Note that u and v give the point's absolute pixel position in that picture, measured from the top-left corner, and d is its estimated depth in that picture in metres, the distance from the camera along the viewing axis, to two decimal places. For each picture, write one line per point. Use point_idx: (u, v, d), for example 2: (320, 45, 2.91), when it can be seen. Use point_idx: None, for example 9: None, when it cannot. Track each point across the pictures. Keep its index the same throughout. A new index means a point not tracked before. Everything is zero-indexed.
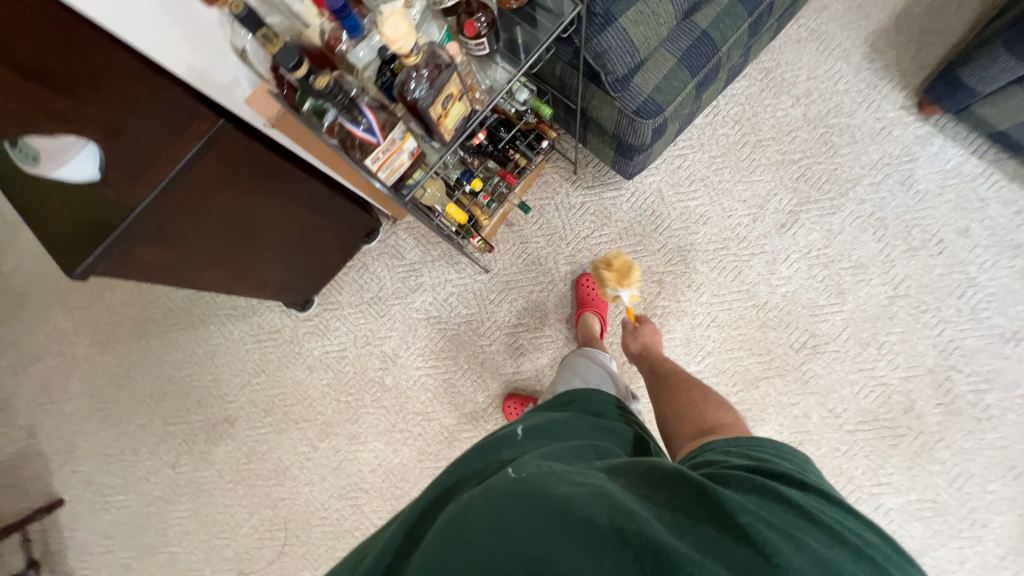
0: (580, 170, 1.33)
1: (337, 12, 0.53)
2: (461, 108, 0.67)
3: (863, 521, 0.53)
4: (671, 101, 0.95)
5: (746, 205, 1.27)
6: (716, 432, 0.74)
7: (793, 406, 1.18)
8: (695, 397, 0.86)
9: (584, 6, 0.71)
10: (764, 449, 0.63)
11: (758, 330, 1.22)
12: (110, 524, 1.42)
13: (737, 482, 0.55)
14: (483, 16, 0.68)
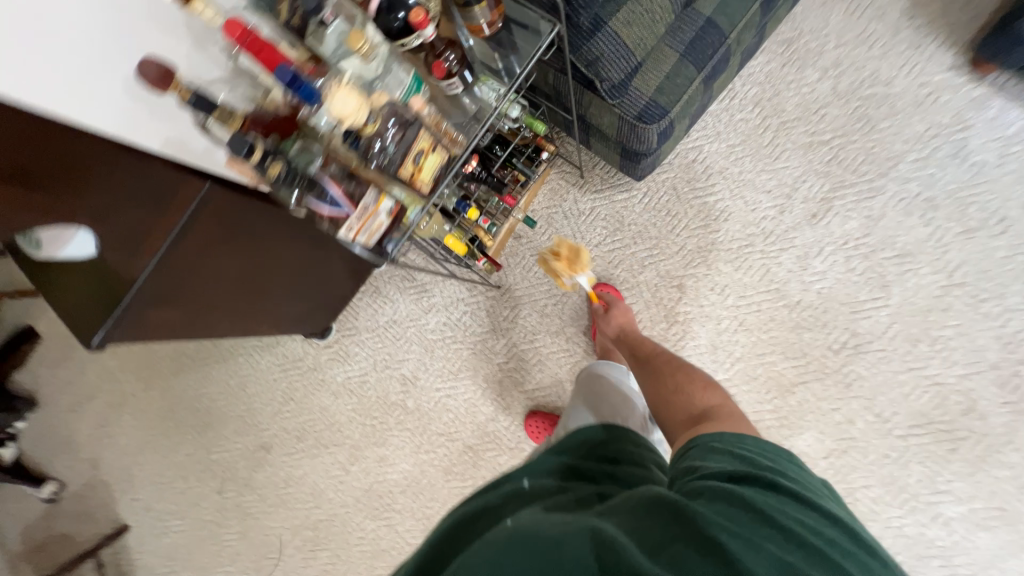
0: (587, 174, 1.26)
1: (290, 83, 0.54)
2: (439, 159, 0.65)
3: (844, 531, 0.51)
4: (677, 101, 0.87)
5: (771, 196, 1.16)
6: (708, 419, 0.70)
7: (834, 412, 1.10)
8: (682, 380, 0.81)
9: (563, 24, 0.68)
10: (751, 450, 0.59)
11: (792, 332, 1.13)
12: (170, 547, 1.53)
13: (717, 493, 0.52)
14: (451, 54, 0.65)
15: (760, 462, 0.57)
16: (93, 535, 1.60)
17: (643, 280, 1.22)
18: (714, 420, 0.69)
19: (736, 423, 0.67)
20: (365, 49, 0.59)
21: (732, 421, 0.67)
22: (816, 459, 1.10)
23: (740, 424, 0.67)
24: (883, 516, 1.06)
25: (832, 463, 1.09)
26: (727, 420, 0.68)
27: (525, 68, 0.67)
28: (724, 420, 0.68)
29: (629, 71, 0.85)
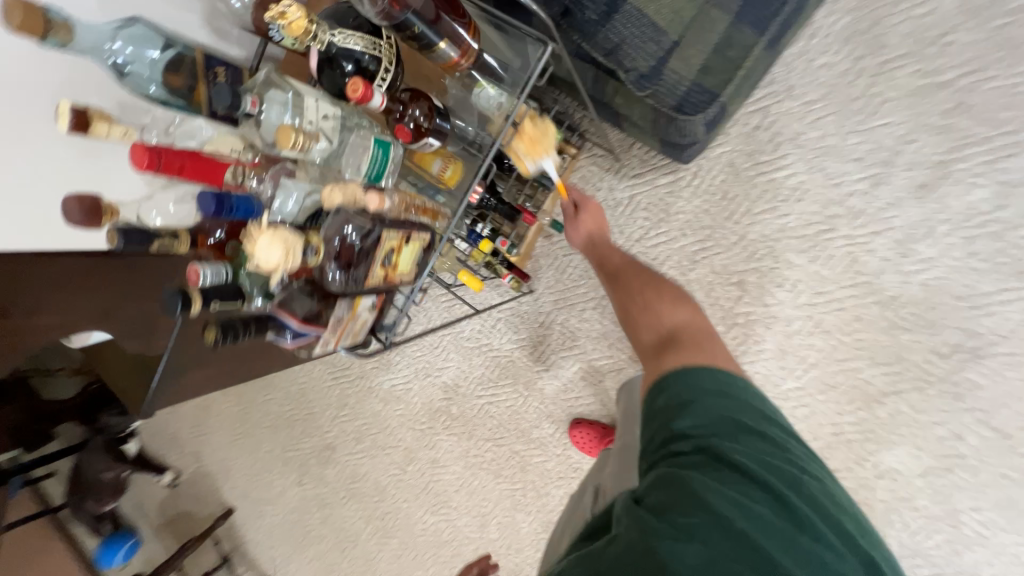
0: (623, 156, 1.06)
1: (220, 212, 0.43)
2: (417, 246, 0.55)
3: (801, 480, 0.52)
4: (729, 82, 0.66)
5: (863, 164, 0.92)
6: (673, 343, 0.64)
7: (937, 426, 0.92)
8: (650, 296, 0.72)
9: (555, 45, 0.56)
10: (714, 396, 0.56)
11: (885, 335, 0.94)
12: (268, 527, 1.73)
13: (676, 475, 0.50)
14: (416, 110, 0.55)
15: (722, 416, 0.55)
16: (207, 515, 1.81)
17: (695, 279, 1.06)
18: (680, 345, 0.64)
19: (705, 350, 0.62)
20: (301, 145, 0.46)
21: (699, 346, 0.63)
22: (910, 477, 0.96)
23: (709, 349, 0.63)
24: (994, 542, 0.92)
25: (931, 482, 0.94)
26: (693, 346, 0.63)
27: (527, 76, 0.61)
28: (692, 348, 0.63)
29: (660, 54, 0.66)
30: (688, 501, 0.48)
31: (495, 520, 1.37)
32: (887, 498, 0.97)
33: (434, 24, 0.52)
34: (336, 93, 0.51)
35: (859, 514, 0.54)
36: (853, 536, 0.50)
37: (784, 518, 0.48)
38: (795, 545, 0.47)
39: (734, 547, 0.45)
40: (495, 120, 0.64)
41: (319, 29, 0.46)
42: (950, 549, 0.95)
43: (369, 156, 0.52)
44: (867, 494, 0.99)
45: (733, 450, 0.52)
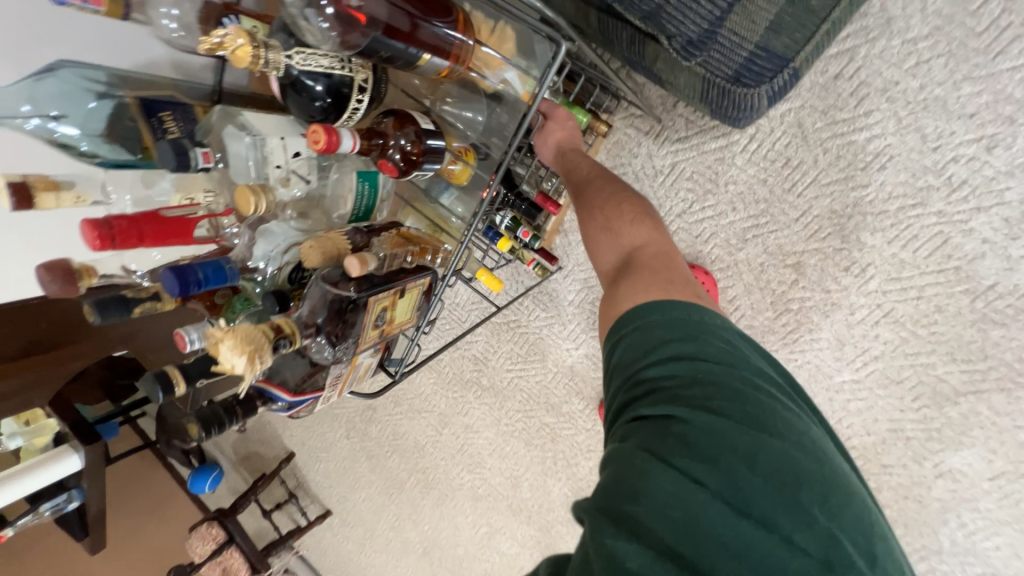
0: (666, 116, 0.90)
1: (187, 289, 0.40)
2: (413, 296, 0.51)
3: (765, 446, 0.44)
4: (806, 43, 0.52)
5: (975, 122, 0.73)
6: (634, 272, 0.58)
7: (1019, 430, 0.82)
8: (614, 213, 0.63)
9: (570, 43, 0.46)
10: (671, 352, 0.49)
11: (970, 329, 0.81)
12: (326, 470, 1.78)
13: (621, 452, 0.44)
14: (400, 139, 0.49)
15: (679, 378, 0.47)
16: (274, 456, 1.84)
17: (744, 259, 0.94)
18: (641, 273, 0.57)
19: (671, 283, 0.55)
20: (265, 207, 0.42)
21: (658, 270, 0.57)
22: (976, 479, 0.88)
23: (674, 276, 0.56)
24: None
25: (1000, 486, 0.86)
26: (653, 271, 0.57)
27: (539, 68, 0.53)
28: (653, 276, 0.56)
29: (715, 15, 0.52)
30: (631, 486, 0.42)
31: (527, 481, 1.42)
32: (944, 497, 0.91)
33: (411, 38, 0.46)
34: (309, 118, 0.48)
35: (839, 474, 0.46)
36: (819, 506, 0.43)
37: (757, 478, 0.42)
38: (747, 529, 0.41)
39: (677, 537, 0.40)
40: (524, 105, 0.54)
41: (268, 53, 0.41)
42: (1010, 551, 0.89)
43: (355, 194, 0.50)
44: (921, 491, 0.93)
45: (685, 416, 0.45)
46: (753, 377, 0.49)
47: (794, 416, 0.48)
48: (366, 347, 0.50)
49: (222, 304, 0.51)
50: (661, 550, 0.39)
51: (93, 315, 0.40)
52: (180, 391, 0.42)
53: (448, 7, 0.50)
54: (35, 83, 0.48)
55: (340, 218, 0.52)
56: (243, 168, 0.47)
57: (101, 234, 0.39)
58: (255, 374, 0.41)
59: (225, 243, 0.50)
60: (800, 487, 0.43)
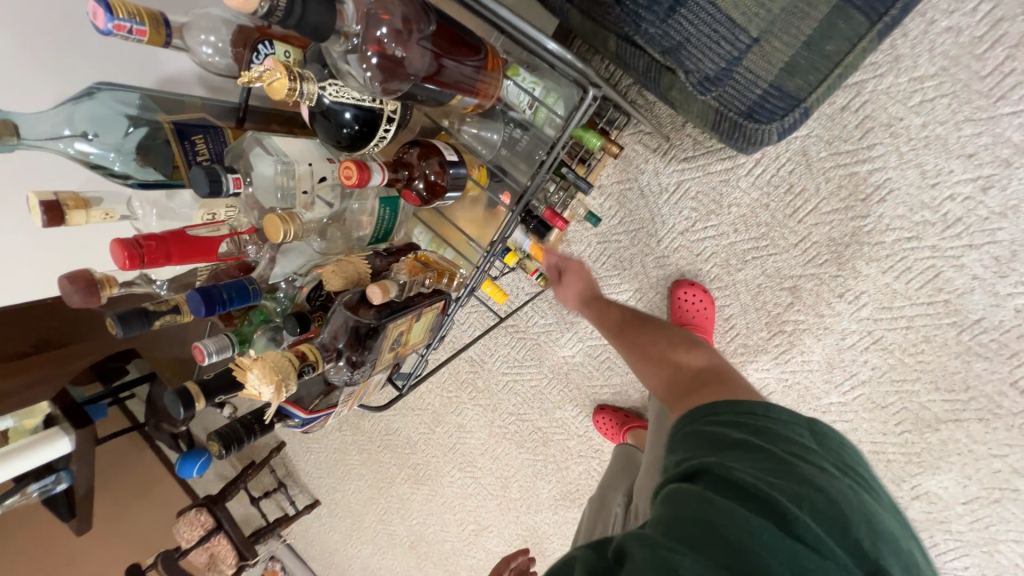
0: (674, 135, 0.91)
1: (214, 309, 0.41)
2: (428, 317, 0.54)
3: (816, 494, 0.44)
4: (819, 84, 0.54)
5: (973, 163, 0.75)
6: (700, 386, 0.63)
7: (995, 457, 0.86)
8: (663, 344, 0.73)
9: (601, 90, 0.50)
10: (728, 425, 0.53)
11: (955, 359, 0.84)
12: (317, 461, 1.75)
13: (676, 487, 0.46)
14: (426, 168, 0.50)
15: (731, 436, 0.51)
16: (265, 445, 1.75)
17: (742, 279, 0.96)
18: (707, 386, 0.62)
19: (739, 390, 0.59)
20: (293, 234, 0.43)
21: (726, 383, 0.62)
22: (951, 502, 0.92)
23: (738, 385, 0.61)
24: None
25: (972, 510, 0.91)
26: (720, 383, 0.62)
27: (571, 107, 0.56)
28: (719, 387, 0.61)
29: (733, 55, 0.52)
30: (688, 514, 0.43)
31: (517, 483, 1.45)
32: (920, 518, 0.95)
33: (435, 77, 0.47)
34: (335, 142, 0.48)
35: (893, 532, 0.44)
36: (873, 551, 0.42)
37: (808, 513, 0.42)
38: (803, 559, 0.40)
39: (733, 558, 0.39)
40: (550, 136, 0.57)
41: (304, 86, 0.41)
42: (974, 567, 0.94)
43: (375, 217, 0.52)
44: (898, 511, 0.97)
45: (738, 466, 0.47)
46: (800, 443, 0.50)
47: (841, 474, 0.48)
48: (380, 369, 0.53)
49: (236, 316, 0.53)
50: (719, 567, 0.39)
51: (115, 328, 0.41)
52: (200, 406, 0.43)
53: (479, 42, 0.51)
54: (74, 105, 0.47)
55: (359, 239, 0.53)
56: (269, 190, 0.47)
57: (131, 253, 0.40)
58: (281, 401, 0.42)
59: (246, 259, 0.51)
60: (852, 532, 0.42)
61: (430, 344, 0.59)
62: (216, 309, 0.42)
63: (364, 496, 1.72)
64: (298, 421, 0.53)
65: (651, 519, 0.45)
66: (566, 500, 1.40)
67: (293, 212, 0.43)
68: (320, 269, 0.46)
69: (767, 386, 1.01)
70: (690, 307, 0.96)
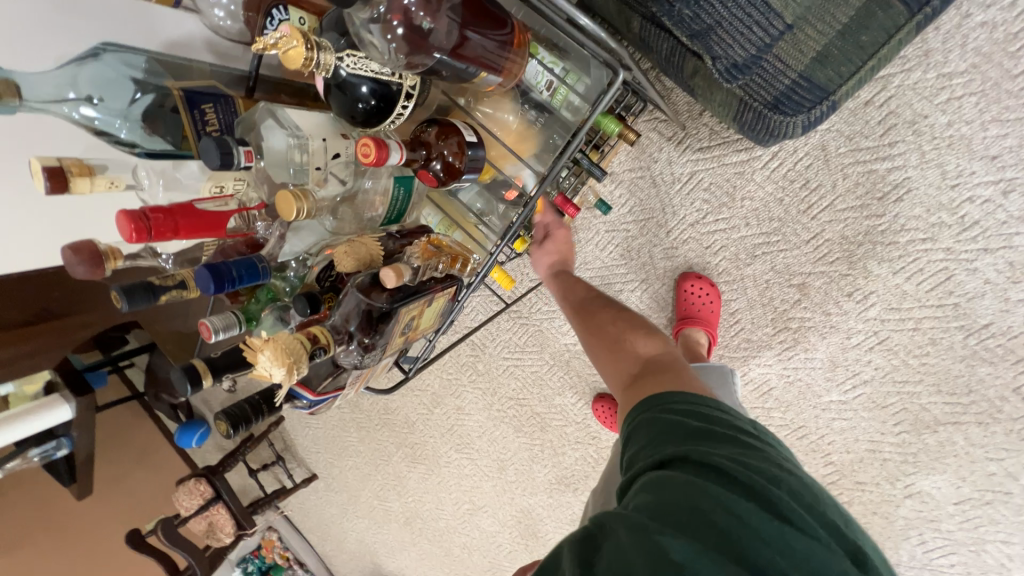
0: (690, 124, 0.89)
1: (223, 288, 0.40)
2: (439, 302, 0.53)
3: (781, 475, 0.45)
4: (850, 77, 0.52)
5: (996, 164, 0.74)
6: (648, 373, 0.61)
7: (991, 461, 0.87)
8: (624, 327, 0.70)
9: (628, 75, 0.47)
10: (687, 412, 0.52)
11: (959, 363, 0.84)
12: (314, 437, 1.76)
13: (657, 475, 0.46)
14: (444, 151, 0.49)
15: (701, 423, 0.50)
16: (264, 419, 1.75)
17: (750, 274, 0.95)
18: (658, 374, 0.60)
19: (687, 382, 0.57)
20: (306, 213, 0.42)
21: (674, 375, 0.59)
22: (942, 502, 0.93)
23: (688, 376, 0.59)
24: (1013, 572, 0.92)
25: (963, 511, 0.92)
26: (669, 375, 0.59)
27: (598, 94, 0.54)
28: (670, 375, 0.59)
29: (766, 42, 0.50)
30: (677, 499, 0.43)
31: (512, 466, 1.46)
32: (910, 516, 0.97)
33: (459, 51, 0.45)
34: (350, 117, 0.46)
35: (841, 505, 0.47)
36: (842, 527, 0.44)
37: (786, 496, 0.44)
38: (786, 533, 0.41)
39: (725, 542, 0.40)
40: (575, 123, 0.55)
41: (321, 55, 0.39)
42: (960, 565, 0.96)
43: (388, 198, 0.50)
44: (889, 509, 0.98)
45: (716, 452, 0.47)
46: (763, 433, 0.52)
47: (798, 462, 0.50)
48: (389, 353, 0.52)
49: (244, 294, 0.52)
50: (708, 548, 0.39)
51: (120, 301, 0.40)
52: (207, 384, 0.42)
53: (506, 18, 0.49)
54: (78, 67, 0.46)
55: (371, 220, 0.52)
56: (281, 164, 0.45)
57: (138, 226, 0.38)
58: (292, 382, 0.42)
59: (253, 235, 0.50)
60: (818, 507, 0.44)
61: (439, 329, 0.58)
62: (223, 288, 0.40)
63: (360, 473, 1.75)
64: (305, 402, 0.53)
65: (638, 505, 0.44)
66: (561, 484, 1.42)
67: (307, 189, 0.42)
68: (332, 250, 0.45)
69: (768, 382, 1.01)
70: (696, 300, 0.96)
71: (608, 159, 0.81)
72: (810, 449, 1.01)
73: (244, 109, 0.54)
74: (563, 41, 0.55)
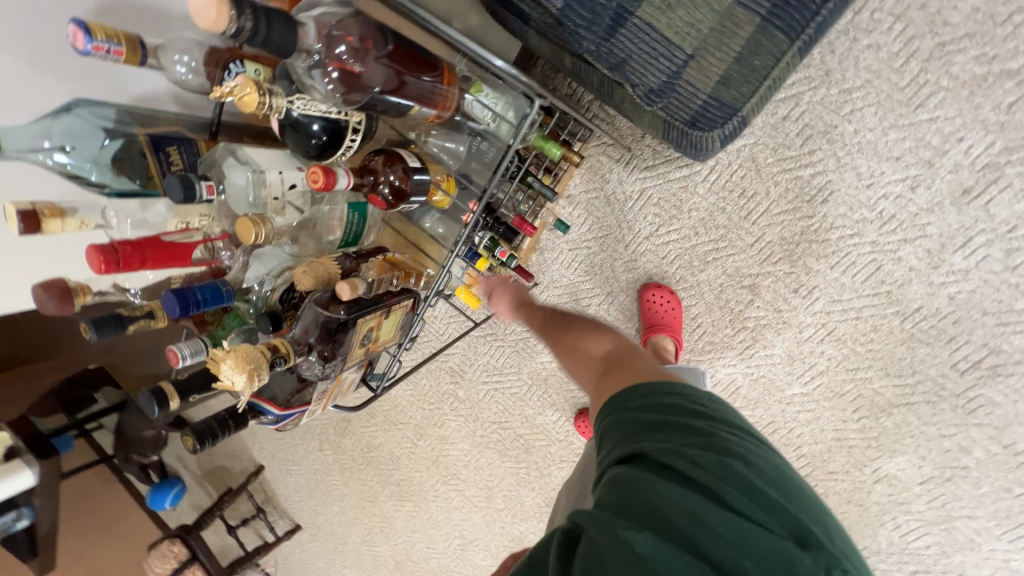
0: (635, 146, 0.96)
1: (187, 309, 0.43)
2: (397, 315, 0.57)
3: (734, 463, 0.47)
4: (752, 95, 0.59)
5: (901, 164, 0.83)
6: (611, 371, 0.64)
7: (944, 438, 0.92)
8: (580, 332, 0.71)
9: (544, 103, 0.54)
10: (646, 407, 0.54)
11: (900, 346, 0.90)
12: (296, 484, 1.70)
13: (618, 473, 0.48)
14: (390, 176, 0.53)
15: (658, 419, 0.52)
16: (242, 470, 1.69)
17: (705, 280, 1.01)
18: (620, 368, 0.63)
19: (644, 369, 0.62)
20: (264, 237, 0.46)
21: (635, 362, 0.64)
22: (909, 483, 0.97)
23: (645, 365, 0.63)
24: (984, 547, 0.95)
25: (929, 489, 0.96)
26: (628, 362, 0.64)
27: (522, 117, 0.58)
28: (629, 367, 0.63)
29: (672, 69, 0.58)
30: (636, 495, 0.45)
31: (500, 492, 1.44)
32: (882, 500, 1.00)
33: (399, 91, 0.52)
34: (305, 153, 0.51)
35: (797, 483, 0.48)
36: (803, 514, 0.45)
37: (742, 486, 0.45)
38: (735, 523, 0.42)
39: (682, 535, 0.42)
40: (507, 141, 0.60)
41: (273, 100, 0.44)
42: (938, 547, 0.99)
43: (344, 222, 0.55)
44: (862, 495, 1.02)
45: (674, 447, 0.48)
46: (724, 420, 0.52)
47: (761, 444, 0.51)
48: (352, 365, 0.56)
49: (211, 321, 0.55)
50: (667, 540, 0.41)
51: (88, 332, 0.43)
52: (174, 405, 0.45)
53: (437, 61, 0.57)
54: (52, 121, 0.50)
55: (330, 243, 0.56)
56: (241, 198, 0.49)
57: (107, 258, 0.42)
58: (253, 391, 0.45)
59: (219, 265, 0.53)
60: (777, 498, 0.45)
61: (401, 341, 0.62)
62: (187, 311, 0.44)
63: (345, 517, 1.68)
64: (271, 419, 0.56)
65: (603, 503, 0.46)
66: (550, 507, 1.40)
67: (264, 216, 0.46)
68: (293, 271, 0.49)
69: (735, 381, 1.05)
70: (658, 308, 1.01)
71: (561, 183, 0.89)
72: (780, 443, 1.05)
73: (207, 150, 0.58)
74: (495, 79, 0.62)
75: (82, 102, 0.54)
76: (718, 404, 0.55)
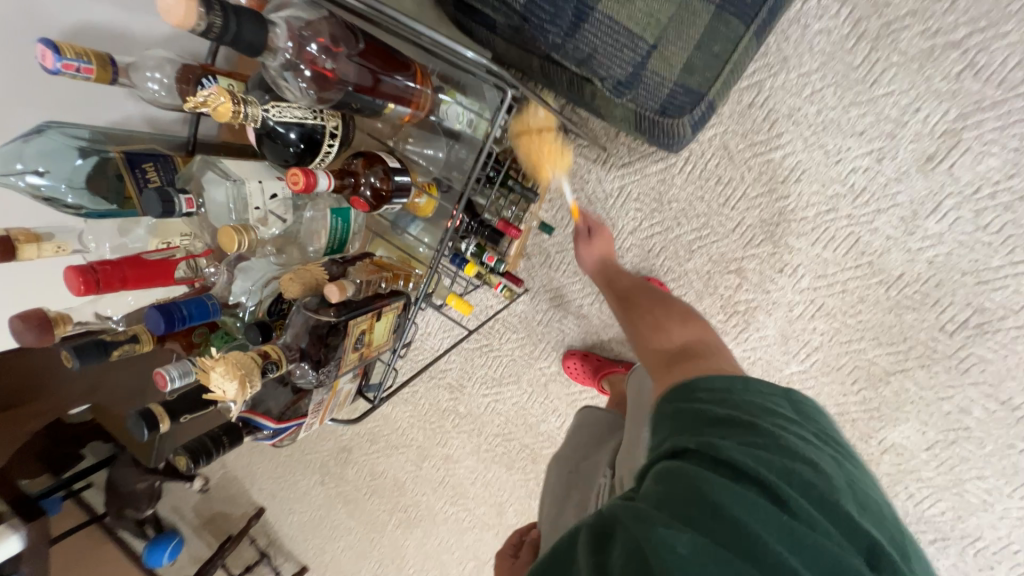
0: (610, 145, 0.99)
1: (173, 323, 0.43)
2: (389, 317, 0.57)
3: (796, 467, 0.44)
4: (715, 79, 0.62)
5: (864, 139, 0.86)
6: (680, 361, 0.63)
7: (943, 401, 0.93)
8: (660, 317, 0.73)
9: (515, 94, 0.54)
10: (709, 400, 0.52)
11: (889, 314, 0.92)
12: (300, 523, 1.63)
13: (668, 463, 0.45)
14: (370, 177, 0.54)
15: (717, 413, 0.50)
16: (242, 513, 1.62)
17: (692, 269, 1.02)
18: (694, 360, 0.62)
19: (720, 364, 0.60)
20: (247, 245, 0.46)
21: (713, 358, 0.62)
22: (915, 450, 0.98)
23: (716, 360, 0.62)
24: (998, 507, 0.95)
25: (935, 455, 0.96)
26: (701, 357, 0.62)
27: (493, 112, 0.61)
28: (699, 360, 0.61)
29: (637, 59, 0.59)
30: (685, 490, 0.42)
31: (511, 507, 1.41)
32: (891, 471, 1.00)
33: (374, 91, 0.53)
34: (284, 161, 0.53)
35: (858, 485, 0.46)
36: (861, 519, 0.43)
37: (799, 489, 0.43)
38: (789, 524, 0.40)
39: (732, 536, 0.39)
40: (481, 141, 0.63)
41: (247, 108, 0.45)
42: (955, 515, 0.99)
43: (328, 229, 0.55)
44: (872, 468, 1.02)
45: (729, 443, 0.46)
46: (785, 417, 0.50)
47: (823, 448, 0.48)
48: (347, 371, 0.55)
49: (198, 341, 0.55)
50: (710, 541, 0.39)
51: (73, 359, 0.44)
52: (164, 427, 0.44)
53: (408, 63, 0.58)
54: (24, 142, 0.49)
55: (315, 252, 0.56)
56: (221, 211, 0.51)
57: (85, 278, 0.43)
58: (245, 398, 0.45)
59: (202, 282, 0.54)
60: (834, 501, 0.43)
61: (395, 347, 0.61)
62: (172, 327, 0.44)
63: (353, 552, 1.62)
64: (267, 435, 0.55)
65: (648, 495, 0.44)
66: None
67: (247, 226, 0.47)
68: (279, 279, 0.49)
69: None
70: None
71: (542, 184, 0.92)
72: None
73: (183, 166, 0.58)
74: (468, 83, 0.65)
75: (54, 124, 0.54)
76: (778, 401, 0.52)
